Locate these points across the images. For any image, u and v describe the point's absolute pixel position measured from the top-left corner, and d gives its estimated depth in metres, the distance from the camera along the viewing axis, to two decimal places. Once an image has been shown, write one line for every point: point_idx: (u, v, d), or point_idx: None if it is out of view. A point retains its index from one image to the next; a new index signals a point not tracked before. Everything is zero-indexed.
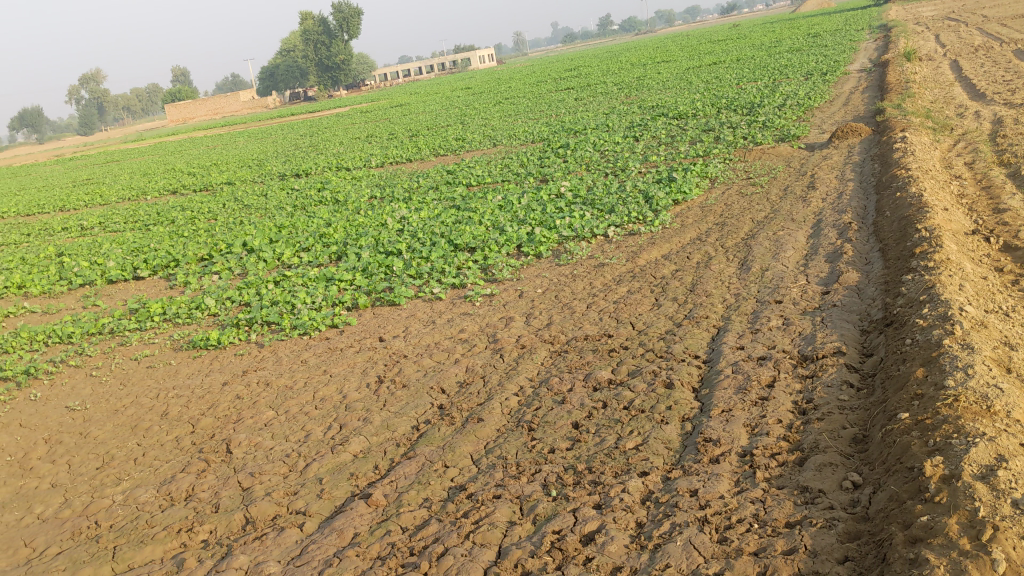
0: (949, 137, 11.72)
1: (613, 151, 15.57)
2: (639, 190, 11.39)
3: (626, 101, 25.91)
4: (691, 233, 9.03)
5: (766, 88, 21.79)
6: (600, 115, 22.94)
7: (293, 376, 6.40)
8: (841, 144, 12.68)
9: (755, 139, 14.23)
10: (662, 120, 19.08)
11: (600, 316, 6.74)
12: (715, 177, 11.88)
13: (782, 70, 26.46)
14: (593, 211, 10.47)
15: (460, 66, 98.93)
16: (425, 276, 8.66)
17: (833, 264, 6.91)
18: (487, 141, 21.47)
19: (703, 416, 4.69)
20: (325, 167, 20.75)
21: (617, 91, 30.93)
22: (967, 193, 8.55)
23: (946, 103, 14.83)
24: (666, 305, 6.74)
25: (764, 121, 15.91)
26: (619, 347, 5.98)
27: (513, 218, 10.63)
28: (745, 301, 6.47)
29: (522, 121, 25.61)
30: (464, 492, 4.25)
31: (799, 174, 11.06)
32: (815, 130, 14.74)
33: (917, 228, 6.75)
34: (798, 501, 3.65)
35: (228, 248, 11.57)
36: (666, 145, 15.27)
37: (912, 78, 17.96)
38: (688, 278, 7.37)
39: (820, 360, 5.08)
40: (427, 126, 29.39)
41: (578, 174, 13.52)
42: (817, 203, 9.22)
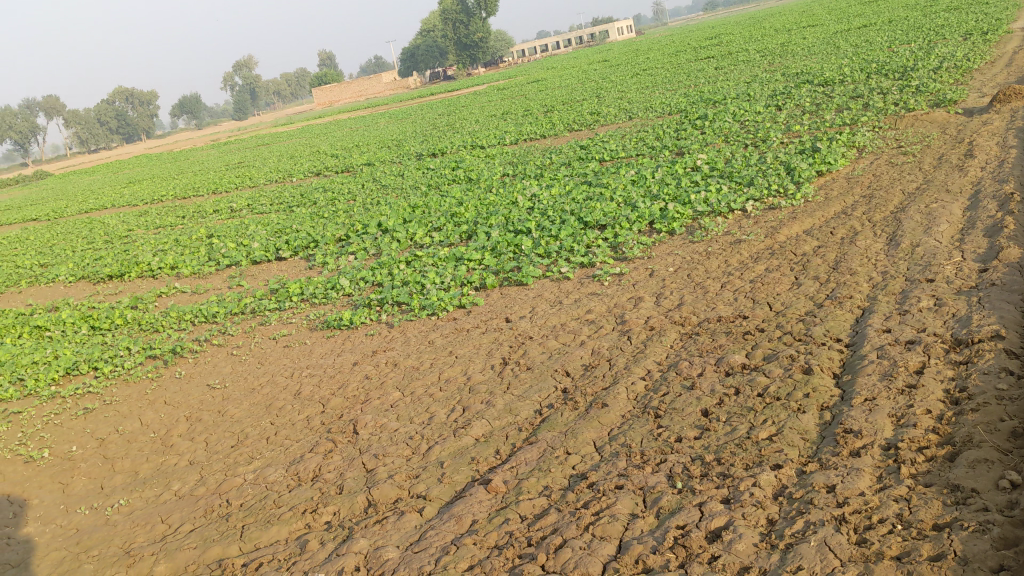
0: None
1: (753, 121, 15.00)
2: (780, 161, 10.91)
3: (770, 68, 24.98)
4: (833, 207, 8.55)
5: (921, 50, 20.53)
6: (741, 84, 22.18)
7: (421, 357, 6.40)
8: (1004, 107, 11.78)
9: (907, 104, 13.40)
10: (807, 87, 18.25)
11: (734, 296, 6.45)
12: (862, 146, 11.25)
13: (939, 30, 24.87)
14: (730, 184, 10.09)
15: (598, 40, 98.06)
16: (554, 255, 8.54)
17: (992, 238, 6.39)
18: (622, 115, 21.11)
19: (843, 405, 4.35)
20: (461, 146, 20.90)
21: (760, 58, 29.85)
22: None
23: None
24: (806, 283, 6.39)
25: (918, 85, 14.97)
26: (754, 329, 5.69)
27: (646, 194, 10.37)
28: (893, 280, 6.04)
29: (660, 92, 25.07)
30: (587, 482, 4.11)
31: (956, 141, 10.33)
32: (974, 93, 13.76)
33: None
34: (947, 501, 3.33)
35: (364, 228, 11.78)
36: (810, 114, 14.58)
37: None
38: (830, 254, 6.97)
39: (975, 344, 4.67)
40: (563, 101, 29.18)
41: (715, 146, 13.08)
42: (976, 171, 8.57)
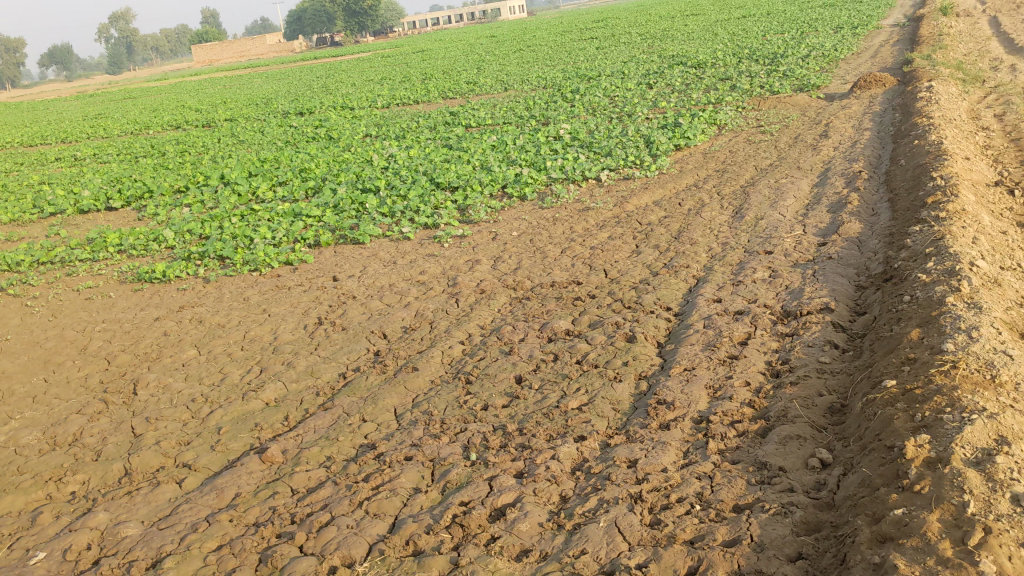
0: (979, 89, 10.90)
1: (623, 96, 14.82)
2: (642, 134, 10.69)
3: (649, 50, 25.00)
4: (687, 180, 8.35)
5: (793, 39, 20.84)
6: (618, 62, 22.08)
7: (229, 314, 5.81)
8: (863, 93, 11.90)
9: (773, 87, 13.44)
10: (680, 68, 18.23)
11: (573, 263, 6.13)
12: (724, 124, 11.16)
13: (813, 23, 25.39)
14: (589, 154, 9.80)
15: (489, 18, 97.39)
16: (397, 214, 8.05)
17: (835, 214, 6.33)
18: (498, 85, 20.69)
19: (662, 375, 4.08)
20: (330, 107, 20.07)
21: (641, 40, 29.93)
22: (993, 144, 7.81)
23: (980, 55, 13.93)
24: (646, 253, 6.14)
25: (785, 70, 15.08)
26: (586, 296, 5.40)
27: (503, 159, 9.99)
28: (732, 251, 5.90)
29: (539, 66, 24.78)
30: (373, 452, 3.65)
31: (814, 122, 10.32)
32: (837, 80, 13.93)
33: (932, 177, 6.13)
34: (751, 480, 3.02)
35: (205, 181, 10.98)
36: (680, 92, 14.50)
37: (946, 32, 16.99)
38: (675, 225, 6.76)
39: (803, 317, 4.49)
40: (442, 71, 28.57)
41: (582, 117, 12.81)
42: (828, 151, 8.53)
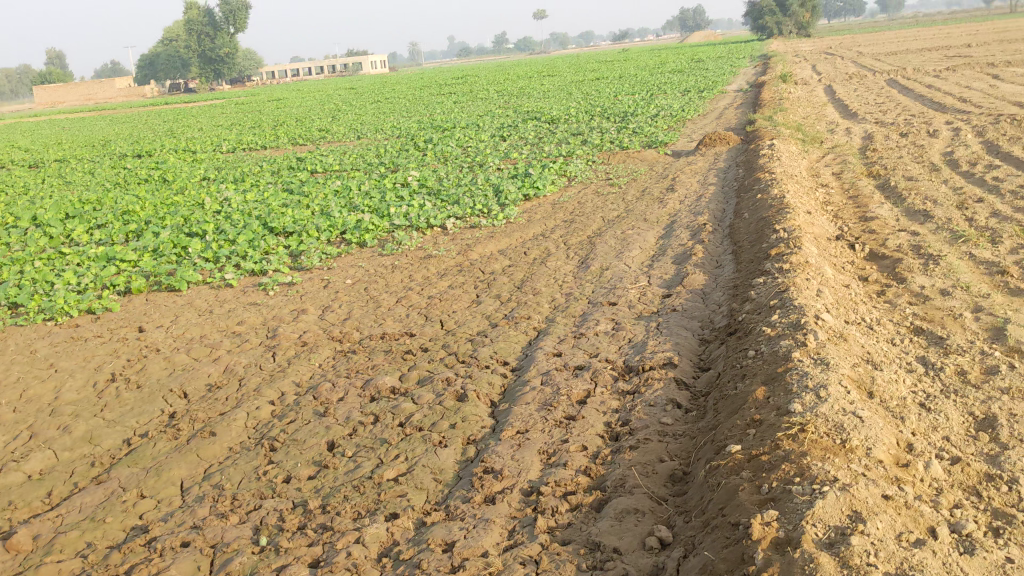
0: (817, 149, 11.20)
1: (475, 147, 14.61)
2: (491, 183, 10.42)
3: (505, 106, 25.11)
4: (534, 230, 8.08)
5: (643, 100, 21.32)
6: (473, 115, 22.01)
7: (8, 369, 5.06)
8: (709, 150, 12.07)
9: (623, 143, 13.50)
10: (533, 123, 18.26)
11: (407, 313, 5.70)
12: (574, 176, 11.03)
13: (663, 86, 26.15)
14: (435, 201, 9.42)
15: (349, 70, 97.02)
16: (222, 260, 7.41)
17: (680, 266, 6.16)
18: (350, 133, 20.21)
19: (491, 439, 3.66)
20: (171, 150, 19.08)
21: (498, 97, 30.13)
22: (832, 200, 7.89)
23: (817, 119, 14.46)
24: (486, 303, 5.76)
25: (635, 128, 15.25)
26: (417, 349, 4.95)
27: (345, 205, 9.49)
28: (575, 301, 5.60)
29: (395, 117, 24.47)
30: (145, 537, 3.06)
31: (661, 177, 10.31)
32: (684, 138, 14.15)
33: (775, 229, 6.04)
34: (581, 565, 2.62)
35: (14, 222, 9.99)
36: (532, 145, 14.41)
37: (786, 97, 17.67)
38: (518, 274, 6.43)
39: (645, 373, 4.18)
40: (294, 118, 27.85)
41: (432, 166, 12.47)
42: (675, 204, 8.46)
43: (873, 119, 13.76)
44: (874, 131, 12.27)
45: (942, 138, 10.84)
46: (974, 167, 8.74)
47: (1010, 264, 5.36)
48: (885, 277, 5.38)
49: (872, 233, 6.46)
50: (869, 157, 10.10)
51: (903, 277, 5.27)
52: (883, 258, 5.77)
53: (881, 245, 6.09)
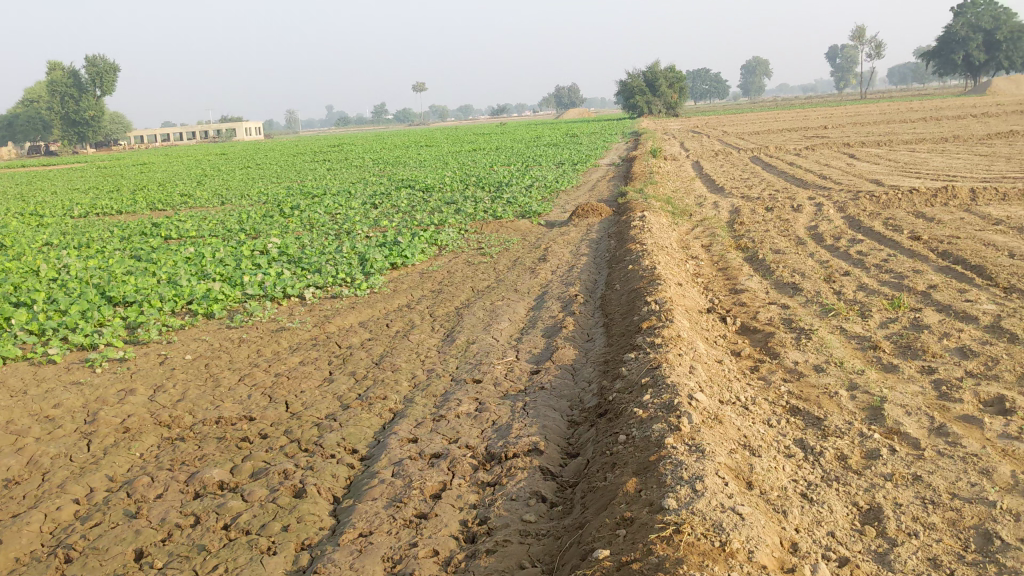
0: (688, 221, 11.21)
1: (345, 214, 14.14)
2: (356, 251, 9.96)
3: (379, 174, 24.73)
4: (398, 300, 7.67)
5: (517, 171, 21.32)
6: (345, 183, 21.55)
7: None
8: (581, 222, 11.96)
9: (495, 212, 13.28)
10: (406, 191, 17.92)
11: (249, 393, 5.22)
12: (444, 245, 10.69)
13: (538, 158, 26.33)
14: (295, 270, 8.89)
15: (222, 137, 95.22)
16: (47, 332, 6.69)
17: (549, 339, 5.83)
18: (215, 199, 19.42)
19: (329, 543, 3.19)
20: (17, 214, 17.86)
21: (372, 166, 29.77)
22: (703, 272, 7.77)
23: (687, 192, 14.62)
24: (340, 381, 5.29)
25: (508, 198, 15.09)
26: (256, 437, 4.45)
27: (196, 273, 8.86)
28: (437, 379, 5.16)
29: (264, 184, 23.75)
30: None
31: (533, 247, 10.08)
32: (556, 209, 14.05)
33: (646, 301, 5.81)
34: None
35: None
36: (403, 213, 14.03)
37: (656, 171, 17.91)
38: (377, 348, 5.98)
39: (507, 461, 3.79)
40: (158, 183, 26.71)
41: (296, 233, 11.93)
42: (545, 274, 8.20)
43: (740, 193, 13.99)
44: (742, 204, 12.43)
45: (807, 213, 11.02)
46: (839, 241, 8.82)
47: (880, 338, 5.24)
48: (758, 351, 5.18)
49: (743, 305, 6.31)
50: (738, 229, 10.13)
51: (776, 352, 5.08)
52: (755, 332, 5.59)
53: (753, 318, 5.93)
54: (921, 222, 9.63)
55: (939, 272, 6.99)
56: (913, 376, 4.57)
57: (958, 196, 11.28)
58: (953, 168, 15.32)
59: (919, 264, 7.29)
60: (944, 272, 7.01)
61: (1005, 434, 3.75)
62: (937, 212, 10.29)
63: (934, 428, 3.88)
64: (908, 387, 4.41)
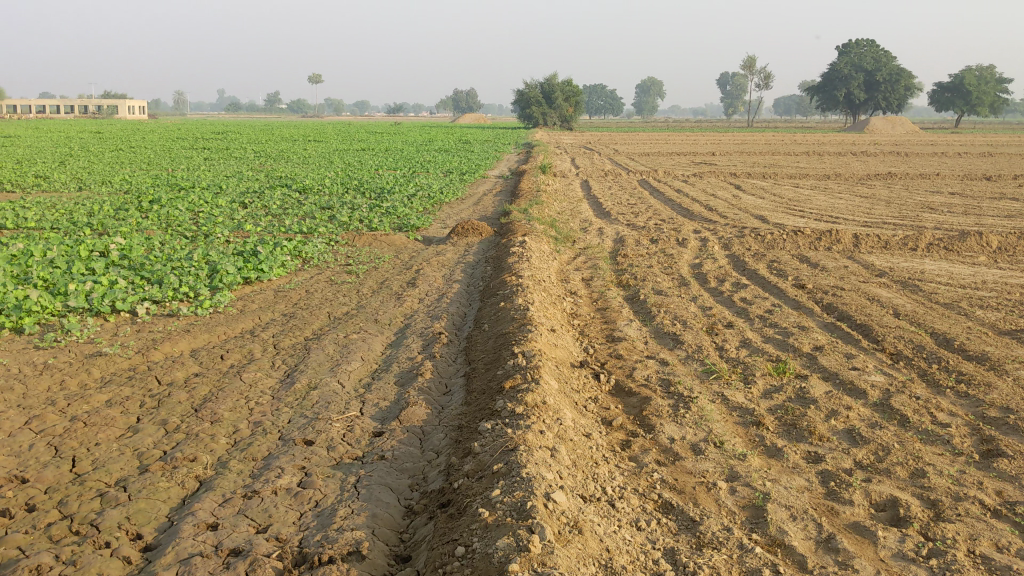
0: (570, 249, 10.72)
1: (208, 212, 13.10)
2: (209, 259, 9.05)
3: (257, 168, 23.57)
4: (242, 324, 6.83)
5: (402, 177, 20.55)
6: (219, 176, 20.34)
7: None
8: (460, 241, 11.33)
9: (371, 223, 12.52)
10: (282, 191, 16.95)
11: (33, 443, 4.34)
12: (309, 258, 9.88)
13: (426, 164, 25.61)
14: (133, 279, 7.94)
15: (101, 112, 91.03)
16: None
17: (402, 389, 5.16)
18: (72, 183, 17.96)
19: None
20: None
21: (253, 158, 28.50)
22: (580, 312, 7.24)
23: (572, 215, 14.17)
24: (149, 433, 4.48)
25: (387, 207, 14.36)
26: (20, 511, 3.61)
27: (16, 275, 7.80)
28: (262, 437, 4.41)
29: (132, 169, 22.27)
30: None
31: (404, 267, 9.39)
32: (436, 224, 13.38)
33: (514, 353, 5.20)
34: None
35: None
36: (273, 216, 13.11)
37: (544, 189, 17.44)
38: (203, 388, 5.18)
39: (320, 567, 3.09)
40: (17, 159, 24.82)
41: (148, 232, 10.89)
42: (411, 303, 7.52)
43: (626, 220, 13.63)
44: (627, 233, 12.03)
45: (692, 248, 10.66)
46: (723, 284, 8.44)
47: (764, 412, 4.77)
48: (632, 421, 4.62)
49: (620, 358, 5.78)
50: (621, 263, 9.68)
51: (651, 425, 4.53)
52: (630, 396, 5.04)
53: (628, 375, 5.39)
54: (805, 268, 9.37)
55: (824, 330, 6.64)
56: (798, 464, 4.08)
57: (842, 240, 11.13)
58: (836, 208, 15.36)
59: (804, 319, 6.93)
60: (829, 330, 6.66)
61: (900, 554, 3.28)
62: (821, 257, 10.08)
63: (823, 540, 3.37)
64: (793, 480, 3.91)
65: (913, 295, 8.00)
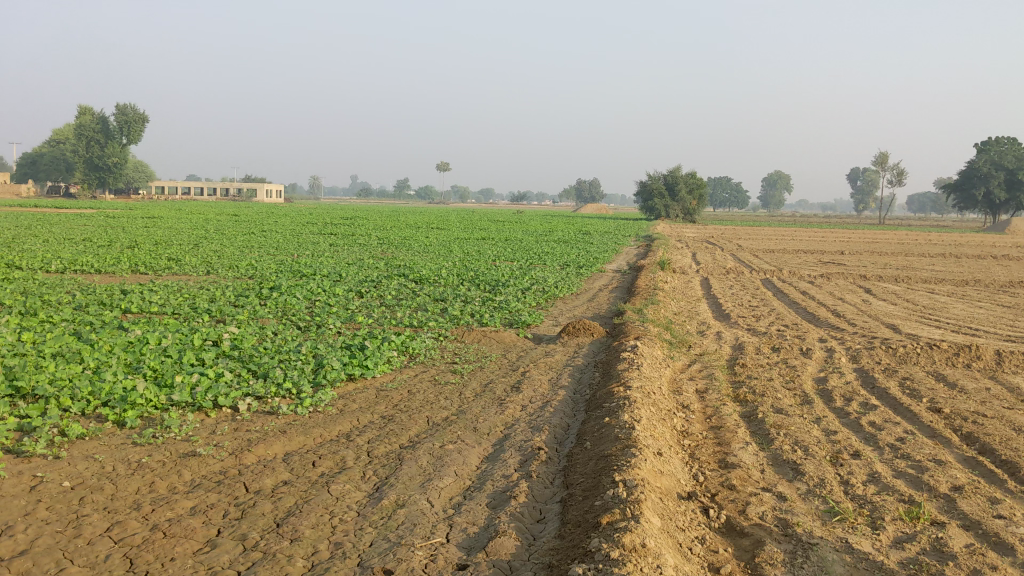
0: (685, 355, 10.29)
1: (324, 301, 13.24)
2: (316, 353, 9.01)
3: (379, 256, 24.05)
4: (339, 425, 6.66)
5: (519, 269, 20.53)
6: (341, 263, 20.76)
7: None
8: (571, 341, 11.06)
9: (482, 318, 12.39)
10: (398, 280, 17.11)
11: (111, 554, 4.20)
12: (417, 353, 9.75)
13: (543, 255, 25.61)
14: (239, 371, 7.93)
15: (241, 195, 95.73)
16: None
17: (493, 513, 4.84)
18: (201, 267, 18.61)
19: None
20: None
21: (376, 244, 29.12)
22: (691, 430, 6.80)
23: (689, 317, 13.75)
24: (227, 549, 4.28)
25: (500, 301, 14.25)
26: None
27: (129, 365, 7.90)
28: (341, 561, 4.16)
29: (260, 253, 23.00)
30: None
31: (510, 368, 9.14)
32: (548, 321, 13.17)
33: (615, 483, 4.83)
34: None
35: None
36: (386, 307, 13.15)
37: (662, 287, 17.07)
38: (289, 500, 4.99)
39: None
40: (156, 241, 26.00)
41: (262, 321, 11.02)
42: (514, 410, 7.22)
43: (746, 324, 13.11)
44: (746, 339, 11.52)
45: (816, 360, 10.07)
46: (849, 404, 7.84)
47: (895, 566, 4.23)
48: (741, 569, 4.18)
49: (732, 489, 5.32)
50: (738, 373, 9.19)
51: None
52: (741, 537, 4.58)
53: (741, 511, 4.93)
54: (941, 388, 8.66)
55: (963, 466, 5.99)
56: None
57: (982, 357, 10.32)
58: (975, 318, 14.41)
59: (941, 452, 6.29)
60: (969, 467, 6.00)
61: None
62: (958, 376, 9.33)
63: None
64: None
65: None
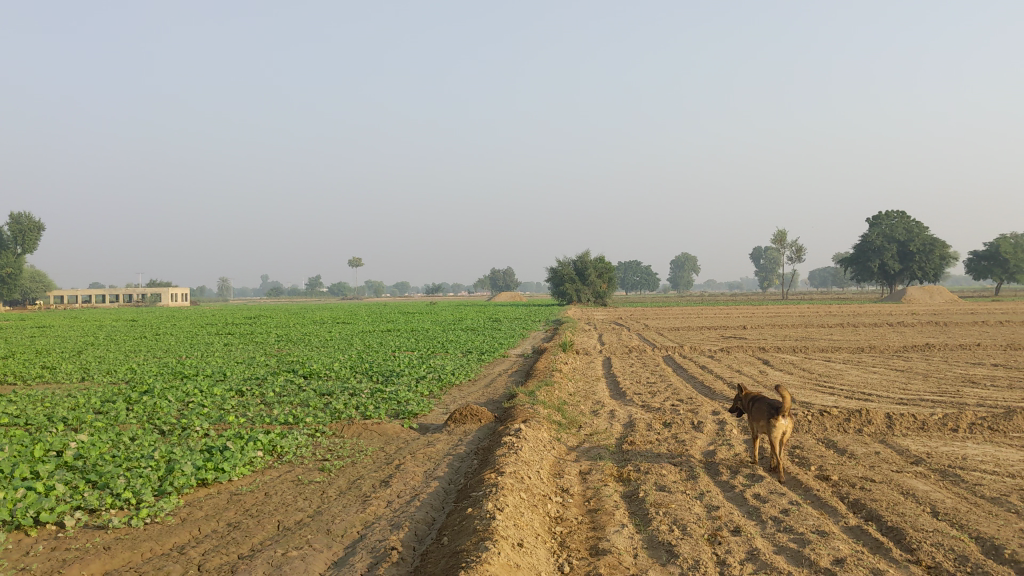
0: (573, 436, 9.86)
1: (199, 402, 12.44)
2: (169, 457, 8.27)
3: (273, 353, 23.18)
4: (175, 538, 5.98)
5: (417, 358, 19.98)
6: (231, 362, 19.86)
7: None
8: (456, 429, 10.52)
9: (365, 410, 11.76)
10: (287, 376, 16.36)
11: None
12: (285, 453, 9.06)
13: (445, 343, 25.12)
14: (76, 483, 7.15)
15: (146, 301, 93.44)
16: None
17: None
18: (77, 374, 17.54)
19: None
20: None
21: (275, 341, 28.25)
22: (565, 515, 6.32)
23: (584, 397, 13.36)
24: None
25: (390, 391, 13.65)
26: None
27: None
28: None
29: (146, 357, 21.91)
30: None
31: (384, 462, 8.55)
32: (438, 410, 12.60)
33: None
34: None
35: None
36: (265, 406, 12.40)
37: (560, 368, 16.71)
38: None
39: None
40: (38, 350, 24.62)
41: (121, 428, 10.20)
42: (377, 507, 6.64)
43: (641, 401, 12.77)
44: (638, 416, 11.17)
45: (706, 434, 9.73)
46: (735, 477, 7.48)
47: None
48: None
49: None
50: (625, 452, 8.77)
51: None
52: None
53: None
54: (831, 455, 8.37)
55: (847, 537, 5.62)
56: None
57: (873, 422, 10.13)
58: (870, 383, 14.38)
59: (824, 523, 5.92)
60: (854, 537, 5.64)
61: None
62: (849, 441, 9.08)
63: None
64: None
65: (954, 488, 6.96)
